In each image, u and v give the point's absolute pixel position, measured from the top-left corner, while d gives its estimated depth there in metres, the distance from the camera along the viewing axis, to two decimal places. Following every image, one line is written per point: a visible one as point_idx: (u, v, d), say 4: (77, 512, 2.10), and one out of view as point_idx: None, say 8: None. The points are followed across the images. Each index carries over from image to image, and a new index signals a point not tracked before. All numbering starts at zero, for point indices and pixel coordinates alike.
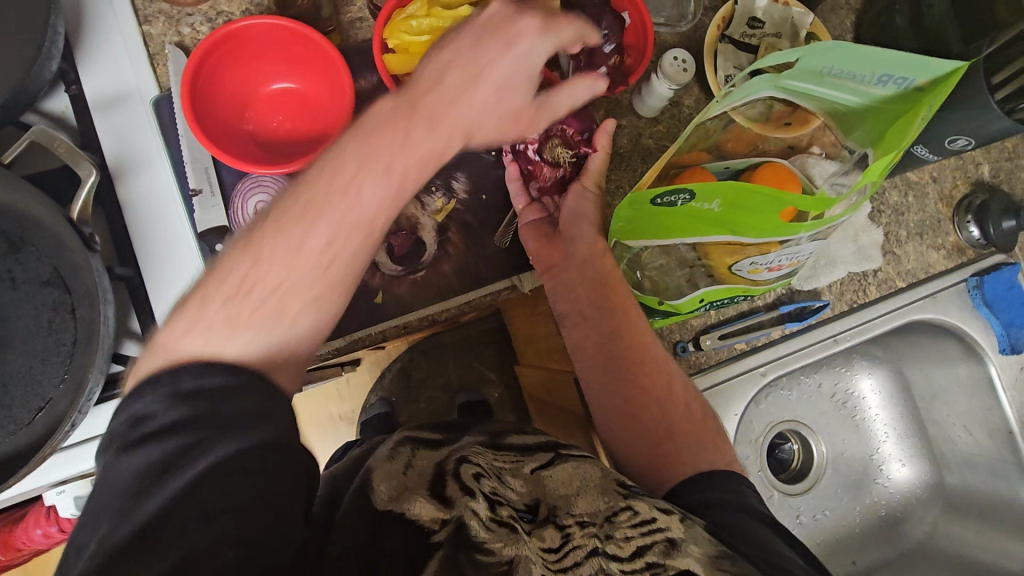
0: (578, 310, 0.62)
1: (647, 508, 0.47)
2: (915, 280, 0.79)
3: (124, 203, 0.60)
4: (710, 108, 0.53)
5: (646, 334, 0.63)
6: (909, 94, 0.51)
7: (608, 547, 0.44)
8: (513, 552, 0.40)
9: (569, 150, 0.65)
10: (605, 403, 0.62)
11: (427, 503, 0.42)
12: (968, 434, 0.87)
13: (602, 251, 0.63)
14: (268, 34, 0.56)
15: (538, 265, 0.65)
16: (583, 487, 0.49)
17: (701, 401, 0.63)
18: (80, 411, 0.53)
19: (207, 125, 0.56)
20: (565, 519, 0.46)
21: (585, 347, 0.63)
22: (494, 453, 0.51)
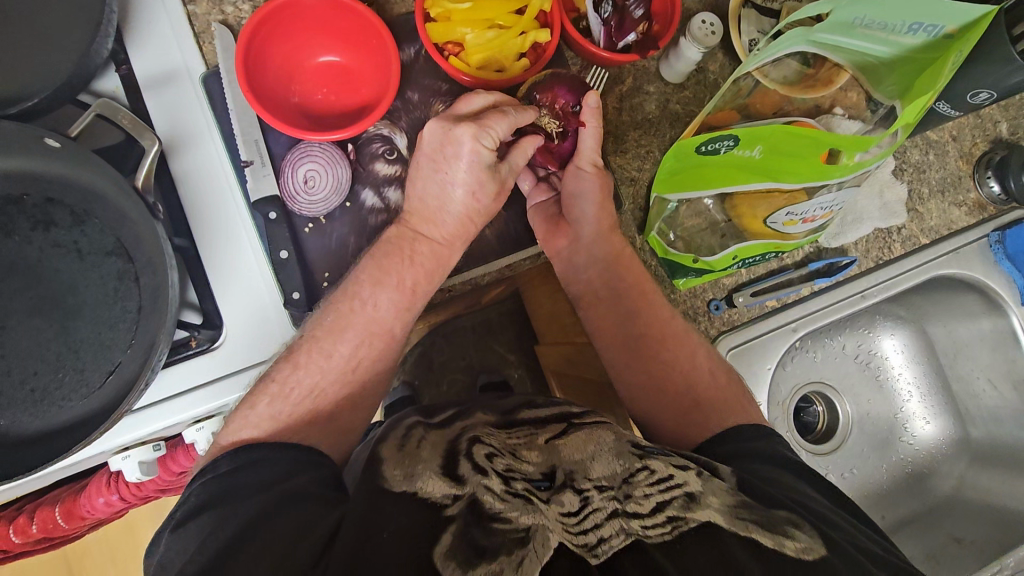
0: (593, 290, 0.66)
1: (663, 466, 0.47)
2: (938, 236, 0.81)
3: (179, 177, 0.62)
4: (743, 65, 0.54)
5: (663, 308, 0.66)
6: (938, 42, 0.52)
7: (629, 506, 0.43)
8: (528, 520, 0.41)
9: (558, 122, 0.63)
10: (628, 378, 0.64)
11: (438, 482, 0.44)
12: (992, 388, 0.89)
13: (608, 230, 0.65)
14: (317, 8, 0.58)
15: (548, 248, 0.67)
16: (598, 450, 0.48)
17: (724, 370, 0.65)
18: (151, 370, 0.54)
19: (258, 97, 0.58)
20: (583, 484, 0.45)
21: (603, 326, 0.66)
22: (507, 432, 0.52)
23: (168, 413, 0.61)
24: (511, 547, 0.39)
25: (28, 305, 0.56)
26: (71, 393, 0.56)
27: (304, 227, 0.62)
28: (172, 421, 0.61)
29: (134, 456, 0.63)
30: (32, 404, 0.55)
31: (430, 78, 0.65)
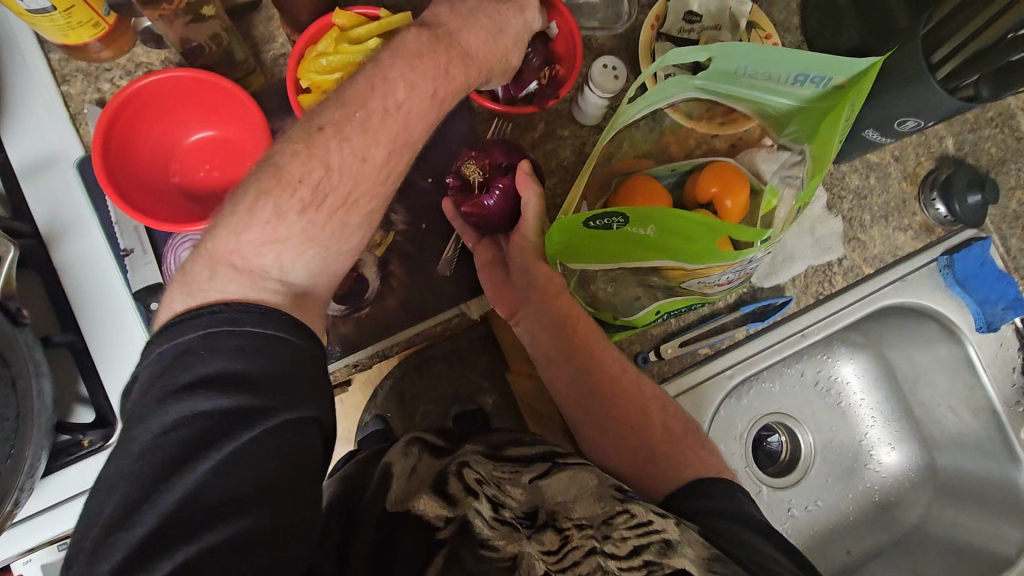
0: (543, 355, 0.61)
1: (643, 511, 0.46)
2: (883, 264, 0.77)
3: (61, 269, 0.60)
4: (624, 115, 0.51)
5: (615, 363, 0.62)
6: (831, 92, 0.49)
7: (606, 546, 0.42)
8: (515, 549, 0.40)
9: (482, 171, 0.61)
10: (589, 433, 0.61)
11: (432, 501, 0.43)
12: (954, 414, 0.84)
13: (553, 291, 0.61)
14: (176, 87, 0.55)
15: (501, 311, 0.64)
16: (580, 493, 0.48)
17: (681, 415, 0.62)
18: (22, 489, 0.52)
19: (128, 185, 0.55)
20: (564, 522, 0.44)
21: (558, 389, 0.61)
22: (493, 463, 0.51)
23: (60, 518, 0.59)
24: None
25: None
26: None
27: None
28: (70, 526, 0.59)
29: (36, 561, 0.59)
30: None
31: None
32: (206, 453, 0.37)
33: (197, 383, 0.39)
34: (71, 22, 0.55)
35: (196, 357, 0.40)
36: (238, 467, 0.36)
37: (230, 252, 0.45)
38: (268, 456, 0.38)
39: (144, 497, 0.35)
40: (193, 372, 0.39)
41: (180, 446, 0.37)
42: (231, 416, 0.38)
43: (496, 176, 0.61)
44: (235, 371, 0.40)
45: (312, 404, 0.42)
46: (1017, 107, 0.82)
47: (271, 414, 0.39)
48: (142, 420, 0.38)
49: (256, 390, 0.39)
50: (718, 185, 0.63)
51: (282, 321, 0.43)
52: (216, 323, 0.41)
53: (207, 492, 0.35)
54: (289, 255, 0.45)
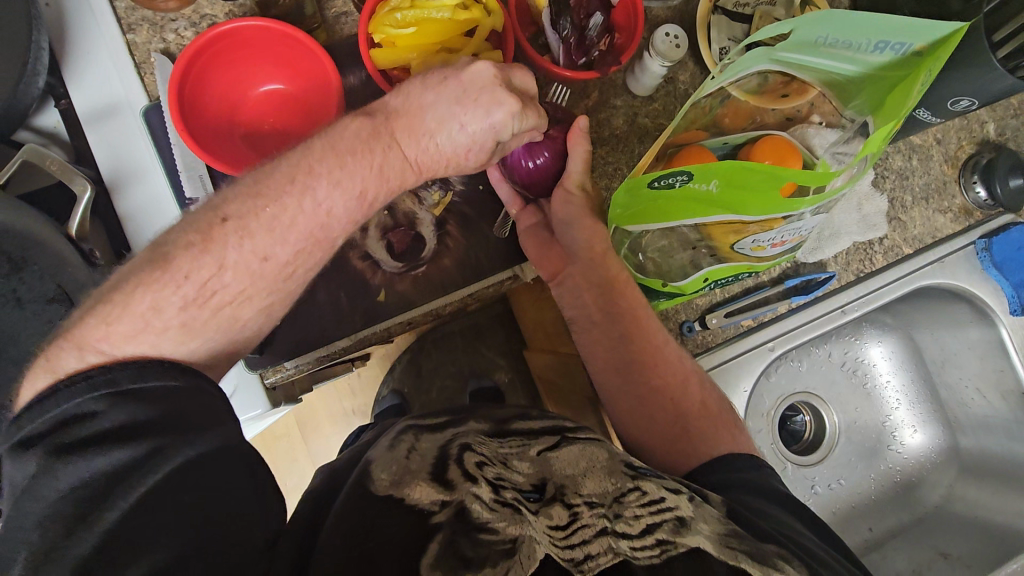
0: (586, 316, 0.62)
1: (654, 489, 0.47)
2: (921, 245, 0.78)
3: (124, 216, 0.61)
4: (704, 85, 0.52)
5: (657, 333, 0.62)
6: (908, 59, 0.50)
7: (618, 525, 0.43)
8: (516, 531, 0.41)
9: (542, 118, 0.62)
10: (620, 404, 0.61)
11: (426, 487, 0.43)
12: (981, 397, 0.86)
13: (602, 253, 0.63)
14: (251, 36, 0.56)
15: (543, 274, 0.65)
16: (590, 467, 0.48)
17: (717, 396, 0.63)
18: None
19: (196, 132, 0.55)
20: (573, 499, 0.45)
21: (596, 353, 0.62)
22: (497, 441, 0.51)
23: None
24: (496, 560, 0.38)
25: None
26: None
27: None
28: None
29: None
30: None
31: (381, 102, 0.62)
32: (130, 490, 0.40)
33: (107, 432, 0.41)
34: None
35: (116, 398, 0.43)
36: (152, 514, 0.40)
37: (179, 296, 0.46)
38: (193, 488, 0.42)
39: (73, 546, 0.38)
40: (109, 421, 0.42)
41: (103, 489, 0.40)
42: (154, 459, 0.42)
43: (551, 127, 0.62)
44: (88, 412, 0.42)
45: (213, 434, 0.45)
46: None
47: (168, 452, 0.42)
48: (66, 456, 0.40)
49: (166, 432, 0.42)
50: (773, 158, 0.64)
51: (162, 370, 0.45)
52: (92, 383, 0.43)
53: (139, 532, 0.39)
54: (263, 275, 0.49)
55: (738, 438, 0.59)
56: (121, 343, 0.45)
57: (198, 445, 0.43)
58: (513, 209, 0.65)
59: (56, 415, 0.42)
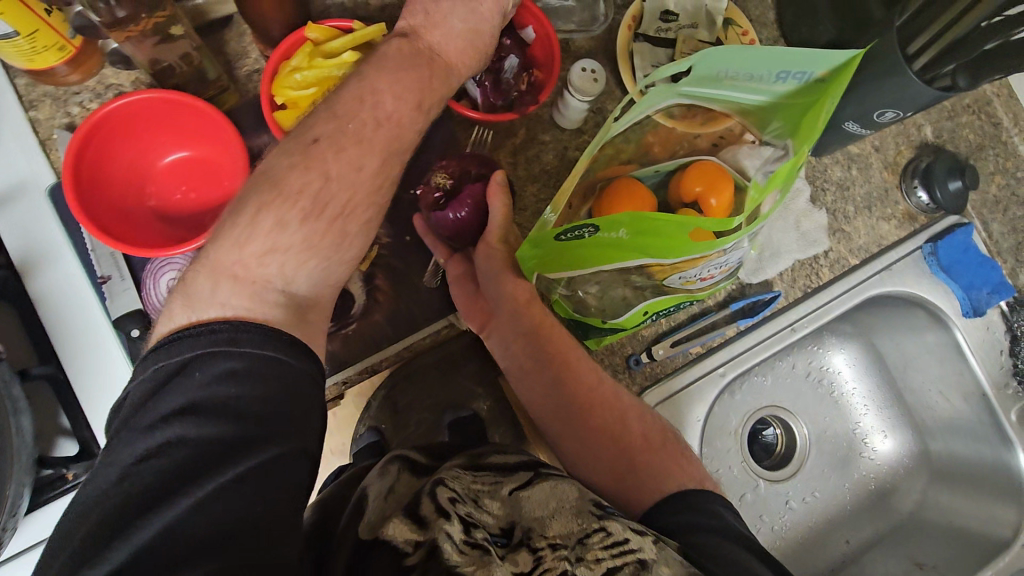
0: (517, 365, 0.59)
1: (620, 529, 0.47)
2: (868, 254, 0.77)
3: (36, 299, 0.58)
4: (611, 127, 0.50)
5: (590, 372, 0.60)
6: (812, 86, 0.50)
7: (578, 569, 0.43)
8: (483, 574, 0.40)
9: (449, 175, 0.62)
10: (569, 447, 0.59)
11: (402, 525, 0.43)
12: (944, 399, 0.85)
13: (527, 302, 0.59)
14: (149, 109, 0.54)
15: (473, 324, 0.62)
16: (559, 508, 0.49)
17: (660, 425, 0.61)
18: (6, 528, 0.50)
19: (102, 211, 0.54)
20: (538, 542, 0.45)
21: (534, 399, 0.60)
22: (471, 476, 0.52)
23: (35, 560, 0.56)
24: None
25: None
26: None
27: (130, 333, 0.57)
28: None
29: None
30: None
31: None
32: (191, 485, 0.37)
33: (195, 408, 0.40)
34: (36, 46, 0.53)
35: (189, 377, 0.41)
36: (217, 515, 0.36)
37: (234, 262, 0.45)
38: (260, 487, 0.39)
39: (120, 531, 0.36)
40: (178, 401, 0.40)
41: (168, 474, 0.38)
42: (224, 446, 0.39)
43: (465, 184, 0.62)
44: (232, 395, 0.41)
45: (299, 439, 0.42)
46: (993, 93, 0.83)
47: (255, 447, 0.40)
48: (131, 440, 0.39)
49: (243, 417, 0.41)
50: (702, 183, 0.63)
51: (278, 340, 0.44)
52: (214, 343, 0.42)
53: (186, 530, 0.35)
54: (293, 263, 0.47)
55: (689, 472, 0.57)
56: (188, 311, 0.44)
57: (263, 448, 0.40)
58: (441, 257, 0.63)
59: (137, 392, 0.42)
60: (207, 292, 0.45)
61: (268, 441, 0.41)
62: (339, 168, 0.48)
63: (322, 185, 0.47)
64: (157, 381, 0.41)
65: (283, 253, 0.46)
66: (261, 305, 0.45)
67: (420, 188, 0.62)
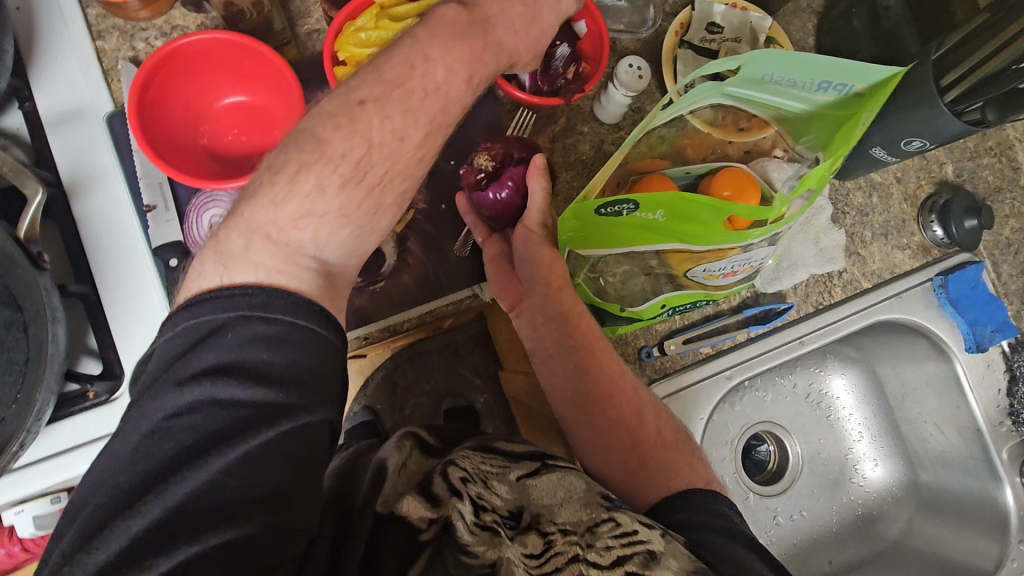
0: (542, 348, 0.61)
1: (628, 521, 0.49)
2: (880, 280, 0.80)
3: (80, 219, 0.60)
4: (657, 116, 0.52)
5: (611, 365, 0.61)
6: (850, 100, 0.52)
7: (588, 554, 0.45)
8: (494, 555, 0.42)
9: (491, 158, 0.64)
10: (579, 432, 0.61)
11: (417, 505, 0.45)
12: (939, 432, 0.87)
13: (559, 289, 0.61)
14: (216, 48, 0.57)
15: (503, 304, 0.65)
16: (567, 497, 0.51)
17: (673, 426, 0.63)
18: (29, 431, 0.53)
19: (157, 138, 0.56)
20: (548, 527, 0.47)
21: (555, 386, 0.61)
22: (480, 457, 0.54)
23: (44, 473, 0.57)
24: None
25: None
26: None
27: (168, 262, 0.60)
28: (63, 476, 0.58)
29: (28, 511, 0.60)
30: None
31: None
32: (220, 449, 0.37)
33: (225, 368, 0.39)
34: None
35: (221, 337, 0.40)
36: (244, 486, 0.36)
37: (268, 222, 0.44)
38: (288, 456, 0.38)
39: (151, 487, 0.36)
40: (207, 360, 0.39)
41: (196, 435, 0.38)
42: (256, 411, 0.39)
43: (507, 166, 0.64)
44: (265, 360, 0.40)
45: (329, 406, 0.42)
46: (1014, 138, 0.85)
47: (283, 415, 0.39)
48: (158, 395, 0.39)
49: (276, 383, 0.40)
50: (732, 189, 0.64)
51: (313, 309, 0.43)
52: (247, 307, 0.41)
53: (213, 496, 0.36)
54: (328, 230, 0.45)
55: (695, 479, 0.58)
56: (221, 270, 0.43)
57: (294, 416, 0.40)
58: (480, 236, 0.66)
59: (162, 351, 0.41)
60: (240, 248, 0.44)
61: (299, 409, 0.40)
62: (382, 137, 0.45)
63: (365, 154, 0.45)
64: (187, 336, 0.41)
65: (319, 218, 0.45)
66: (293, 268, 0.44)
67: (465, 169, 0.65)
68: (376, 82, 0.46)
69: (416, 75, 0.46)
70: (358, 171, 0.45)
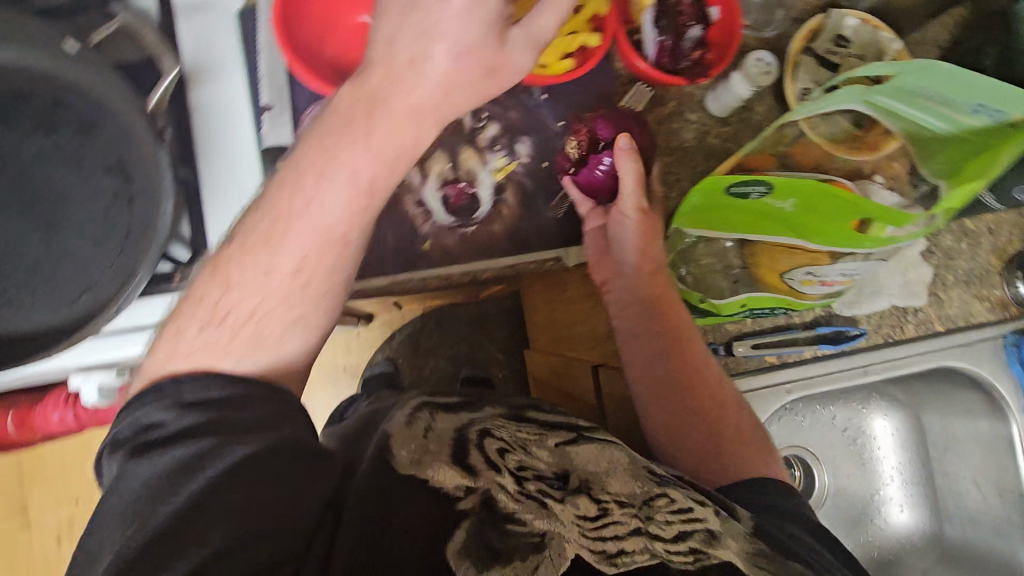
0: (629, 327, 0.66)
1: (683, 498, 0.49)
2: (954, 326, 0.78)
3: (194, 107, 0.61)
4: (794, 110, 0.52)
5: (699, 354, 0.64)
6: (1000, 129, 0.51)
7: (650, 527, 0.46)
8: (543, 525, 0.43)
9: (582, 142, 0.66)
10: (656, 416, 0.63)
11: (452, 472, 0.46)
12: (977, 490, 0.86)
13: (653, 272, 0.67)
14: None
15: (597, 277, 0.70)
16: (611, 468, 0.51)
17: (752, 421, 0.64)
18: (125, 300, 0.54)
19: (292, 38, 0.58)
20: (600, 494, 0.47)
21: (633, 363, 0.65)
22: (516, 426, 0.54)
23: (116, 345, 0.60)
24: (526, 553, 0.42)
25: (15, 204, 0.54)
26: (43, 303, 0.54)
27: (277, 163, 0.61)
28: (135, 351, 0.60)
29: (95, 378, 0.61)
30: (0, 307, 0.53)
31: None
32: (183, 484, 0.41)
33: (172, 435, 0.43)
34: None
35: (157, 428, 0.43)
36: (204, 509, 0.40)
37: (179, 347, 0.47)
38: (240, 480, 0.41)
39: (137, 520, 0.40)
40: (176, 426, 0.43)
41: (166, 470, 0.42)
42: (179, 467, 0.42)
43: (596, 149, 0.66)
44: (210, 398, 0.45)
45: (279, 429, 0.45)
46: None
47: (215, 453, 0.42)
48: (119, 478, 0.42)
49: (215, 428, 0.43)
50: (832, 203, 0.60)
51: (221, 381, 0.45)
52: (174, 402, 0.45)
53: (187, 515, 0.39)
54: (264, 292, 0.46)
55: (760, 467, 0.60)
56: (163, 360, 0.47)
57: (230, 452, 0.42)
58: (583, 209, 0.67)
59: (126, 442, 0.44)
60: (170, 341, 0.48)
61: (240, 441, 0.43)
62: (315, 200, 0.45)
63: (294, 207, 0.46)
64: (140, 449, 0.43)
65: (223, 324, 0.47)
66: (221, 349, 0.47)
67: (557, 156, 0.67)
68: (320, 141, 0.46)
69: (364, 120, 0.45)
70: (280, 233, 0.46)
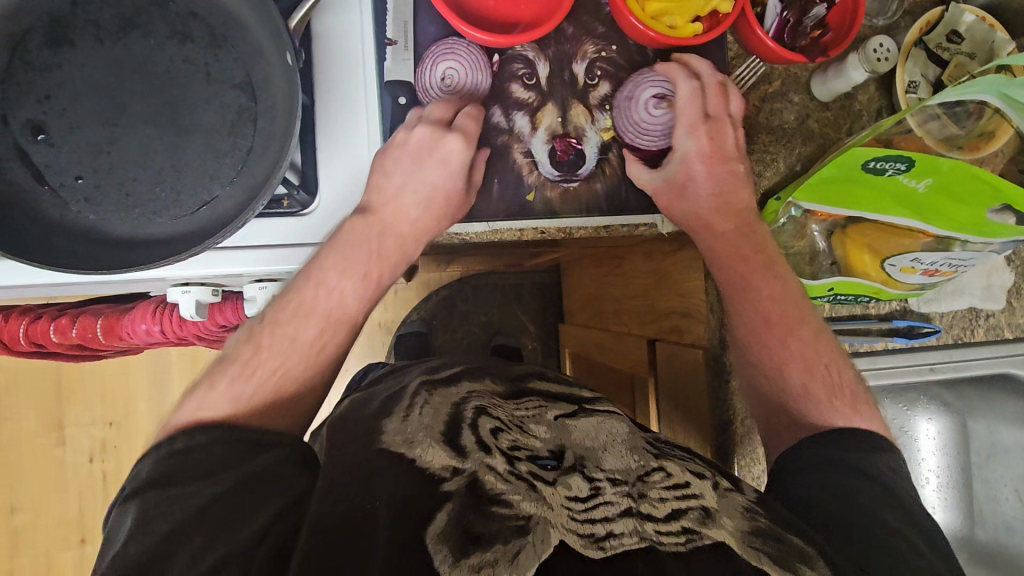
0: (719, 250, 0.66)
1: (679, 473, 0.48)
2: (1022, 335, 0.78)
3: (317, 33, 0.61)
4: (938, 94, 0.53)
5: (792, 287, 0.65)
6: None
7: (642, 506, 0.44)
8: (530, 509, 0.43)
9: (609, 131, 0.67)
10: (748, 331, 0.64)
11: (440, 453, 0.46)
12: (1017, 499, 0.88)
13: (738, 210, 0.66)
14: None
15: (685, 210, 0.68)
16: (609, 442, 0.51)
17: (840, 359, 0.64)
18: (243, 218, 0.52)
19: None
20: (594, 472, 0.47)
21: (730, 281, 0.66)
22: (514, 404, 0.56)
23: (216, 263, 0.60)
24: (507, 535, 0.41)
25: (143, 111, 0.53)
26: (162, 212, 0.54)
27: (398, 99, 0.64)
28: (236, 270, 0.61)
29: (194, 292, 0.63)
30: (125, 210, 0.54)
31: (589, 16, 0.67)
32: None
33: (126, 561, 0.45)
34: None
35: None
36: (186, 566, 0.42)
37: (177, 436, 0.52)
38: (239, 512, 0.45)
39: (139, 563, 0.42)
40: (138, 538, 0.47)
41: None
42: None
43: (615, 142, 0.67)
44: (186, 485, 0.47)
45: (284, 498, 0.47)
46: None
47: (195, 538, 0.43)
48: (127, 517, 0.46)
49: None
50: None
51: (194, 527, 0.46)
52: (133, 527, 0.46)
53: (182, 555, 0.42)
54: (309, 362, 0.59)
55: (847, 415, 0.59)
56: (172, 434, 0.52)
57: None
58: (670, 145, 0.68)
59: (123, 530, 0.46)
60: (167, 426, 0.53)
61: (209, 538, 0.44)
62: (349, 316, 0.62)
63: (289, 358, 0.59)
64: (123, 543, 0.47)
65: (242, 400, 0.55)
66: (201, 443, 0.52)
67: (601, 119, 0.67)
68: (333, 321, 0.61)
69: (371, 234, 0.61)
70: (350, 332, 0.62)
